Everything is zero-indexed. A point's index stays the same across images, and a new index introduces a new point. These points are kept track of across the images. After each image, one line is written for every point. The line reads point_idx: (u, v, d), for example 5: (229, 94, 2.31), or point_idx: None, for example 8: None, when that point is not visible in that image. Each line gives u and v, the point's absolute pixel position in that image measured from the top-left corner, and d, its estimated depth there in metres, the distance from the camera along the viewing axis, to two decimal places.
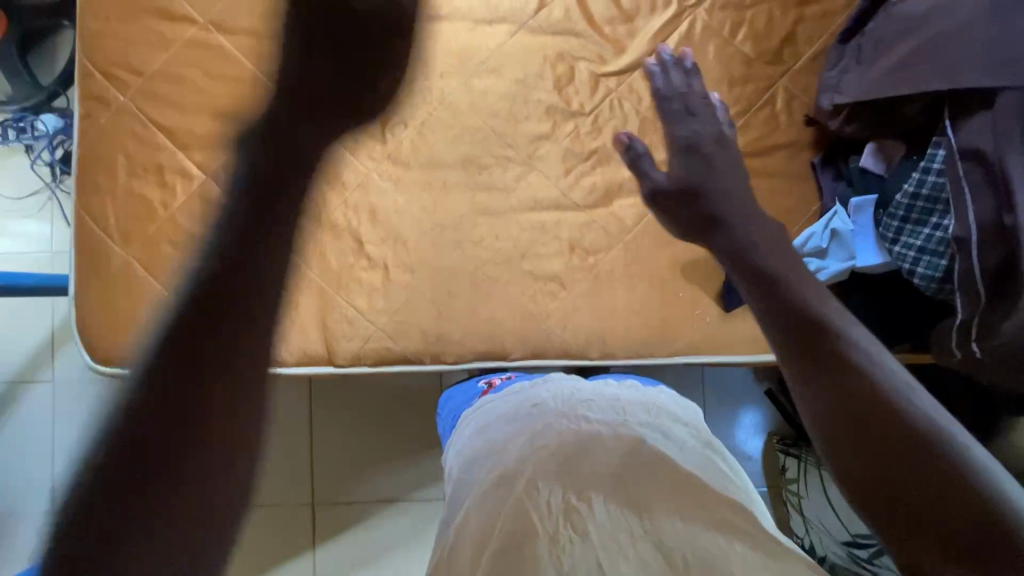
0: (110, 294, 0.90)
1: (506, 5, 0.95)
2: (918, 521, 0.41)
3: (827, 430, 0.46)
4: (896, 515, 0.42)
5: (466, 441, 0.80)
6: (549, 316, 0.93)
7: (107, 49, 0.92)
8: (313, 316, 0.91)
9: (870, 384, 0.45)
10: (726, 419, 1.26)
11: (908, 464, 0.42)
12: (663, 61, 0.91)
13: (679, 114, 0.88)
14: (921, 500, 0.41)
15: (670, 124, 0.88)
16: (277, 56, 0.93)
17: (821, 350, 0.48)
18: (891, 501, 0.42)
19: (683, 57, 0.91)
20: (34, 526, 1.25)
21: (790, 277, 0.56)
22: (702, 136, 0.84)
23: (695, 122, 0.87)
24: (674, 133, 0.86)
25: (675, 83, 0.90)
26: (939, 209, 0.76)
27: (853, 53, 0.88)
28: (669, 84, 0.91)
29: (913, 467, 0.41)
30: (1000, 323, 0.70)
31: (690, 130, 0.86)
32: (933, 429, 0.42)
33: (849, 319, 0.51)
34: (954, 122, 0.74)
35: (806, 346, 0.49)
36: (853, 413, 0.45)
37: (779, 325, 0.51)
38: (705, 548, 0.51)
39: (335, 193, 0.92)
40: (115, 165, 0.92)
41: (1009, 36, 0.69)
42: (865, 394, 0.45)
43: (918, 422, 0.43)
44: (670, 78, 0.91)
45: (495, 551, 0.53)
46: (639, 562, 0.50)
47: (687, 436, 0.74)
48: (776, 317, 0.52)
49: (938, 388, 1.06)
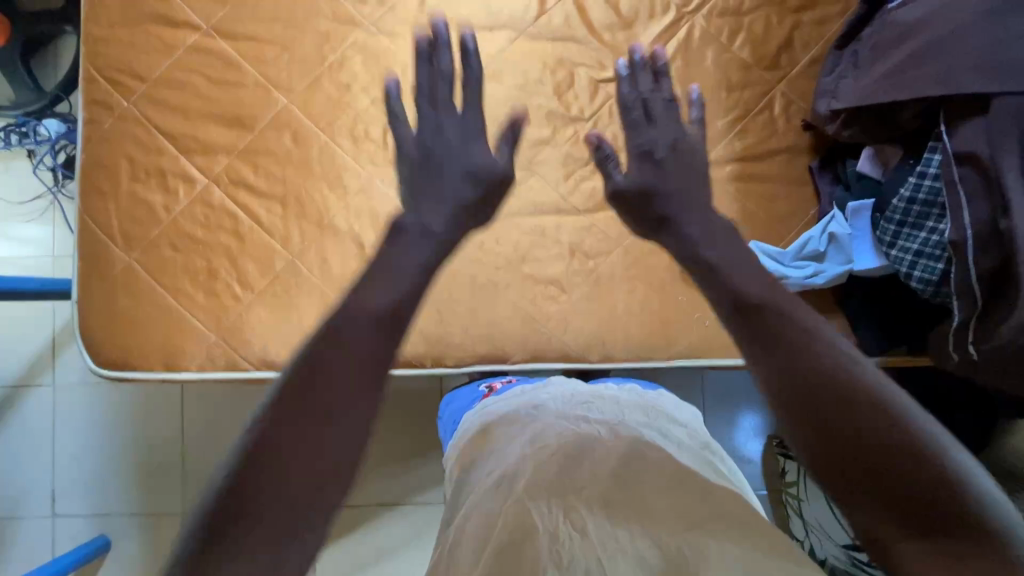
0: (112, 298, 0.91)
1: (506, 12, 0.96)
2: (890, 502, 0.42)
3: (800, 430, 0.46)
4: (874, 509, 0.43)
5: (466, 445, 0.81)
6: (550, 320, 0.94)
7: (111, 55, 0.93)
8: (315, 320, 0.92)
9: (837, 385, 0.46)
10: (726, 422, 1.26)
11: (876, 445, 0.43)
12: (632, 63, 0.74)
13: (638, 120, 0.72)
14: (903, 494, 0.42)
15: (629, 126, 0.72)
16: (280, 62, 0.94)
17: (780, 342, 0.49)
18: (868, 497, 0.43)
19: (656, 58, 0.74)
20: (33, 529, 1.25)
21: (736, 266, 0.56)
22: (670, 141, 0.70)
23: (658, 131, 0.71)
24: (630, 142, 0.72)
25: (640, 90, 0.74)
26: (935, 213, 0.77)
27: (851, 59, 0.89)
28: (634, 82, 0.76)
29: (880, 447, 0.43)
30: (999, 325, 0.71)
31: (647, 136, 0.71)
32: (892, 408, 0.44)
33: (799, 304, 0.52)
34: (949, 127, 0.74)
35: (764, 337, 0.49)
36: (822, 413, 0.45)
37: (742, 332, 0.51)
38: (700, 545, 0.51)
39: (337, 198, 0.93)
40: (118, 170, 0.93)
41: (1001, 41, 0.70)
42: (833, 395, 0.45)
43: (886, 416, 0.44)
44: (638, 83, 0.74)
45: (493, 549, 0.52)
46: (637, 558, 0.50)
47: (685, 437, 0.75)
48: (733, 311, 0.52)
49: (936, 390, 1.07)
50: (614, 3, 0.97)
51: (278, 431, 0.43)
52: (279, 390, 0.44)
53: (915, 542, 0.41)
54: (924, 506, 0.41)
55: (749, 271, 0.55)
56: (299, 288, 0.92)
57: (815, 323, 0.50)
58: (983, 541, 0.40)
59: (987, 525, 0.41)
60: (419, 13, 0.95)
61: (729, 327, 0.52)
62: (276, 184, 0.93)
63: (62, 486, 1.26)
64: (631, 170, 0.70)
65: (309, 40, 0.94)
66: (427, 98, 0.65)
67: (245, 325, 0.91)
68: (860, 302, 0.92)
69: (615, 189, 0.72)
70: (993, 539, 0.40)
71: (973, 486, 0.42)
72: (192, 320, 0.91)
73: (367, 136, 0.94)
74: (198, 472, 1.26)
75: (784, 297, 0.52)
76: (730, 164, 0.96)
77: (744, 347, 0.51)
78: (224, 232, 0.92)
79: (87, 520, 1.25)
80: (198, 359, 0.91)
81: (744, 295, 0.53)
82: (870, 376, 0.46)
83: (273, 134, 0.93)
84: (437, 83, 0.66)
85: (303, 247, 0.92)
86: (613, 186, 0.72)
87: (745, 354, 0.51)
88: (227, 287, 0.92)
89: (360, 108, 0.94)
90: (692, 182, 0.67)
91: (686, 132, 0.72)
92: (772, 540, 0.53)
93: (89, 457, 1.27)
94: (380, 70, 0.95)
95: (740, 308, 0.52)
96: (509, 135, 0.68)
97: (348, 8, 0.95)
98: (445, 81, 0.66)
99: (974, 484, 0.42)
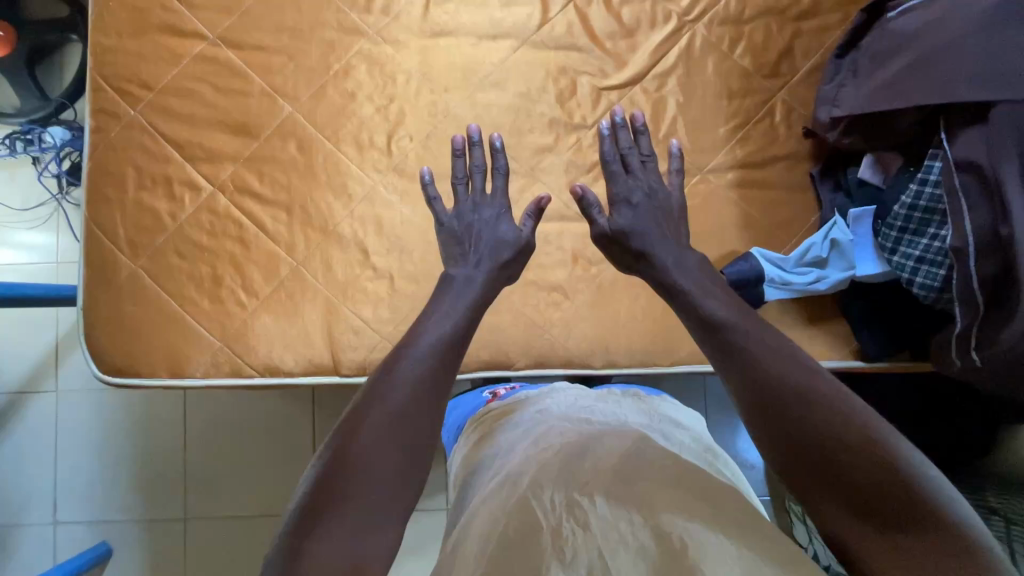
0: (118, 305, 0.91)
1: (509, 21, 0.97)
2: (840, 495, 0.54)
3: (761, 430, 0.60)
4: (830, 497, 0.54)
5: (473, 451, 0.82)
6: (552, 326, 0.94)
7: (118, 64, 0.94)
8: (320, 326, 0.92)
9: (785, 389, 0.59)
10: (728, 428, 1.27)
11: (825, 450, 0.55)
12: (615, 123, 0.86)
13: (618, 172, 0.85)
14: (857, 484, 0.53)
15: (614, 182, 0.84)
16: (285, 70, 0.95)
17: (739, 360, 0.63)
18: (824, 486, 0.55)
19: (635, 120, 0.87)
20: (34, 536, 1.25)
21: (709, 293, 0.71)
22: (650, 193, 0.83)
23: (636, 183, 0.84)
24: (611, 191, 0.84)
25: (621, 147, 0.86)
26: (936, 219, 0.78)
27: (850, 67, 0.90)
28: (614, 147, 0.87)
29: (828, 450, 0.55)
30: (1001, 329, 0.71)
31: (627, 189, 0.83)
32: (839, 416, 0.56)
33: (760, 325, 0.66)
34: (949, 133, 0.75)
35: (732, 360, 0.64)
36: (778, 415, 0.59)
37: (712, 351, 0.67)
38: (701, 537, 0.52)
39: (341, 205, 0.94)
40: (125, 178, 0.93)
41: (1003, 51, 0.70)
42: (782, 398, 0.59)
43: (833, 416, 0.56)
44: (619, 141, 0.87)
45: (497, 545, 0.53)
46: (638, 548, 0.52)
47: (687, 439, 0.76)
48: (708, 336, 0.67)
49: (937, 399, 1.07)
50: (616, 12, 0.98)
51: (367, 436, 0.59)
52: (366, 395, 0.62)
53: (865, 529, 0.52)
54: (869, 500, 0.52)
55: (719, 298, 0.70)
56: (304, 295, 0.92)
57: (780, 343, 0.63)
58: (924, 526, 0.50)
59: (929, 511, 0.50)
60: (423, 23, 0.96)
61: (706, 352, 0.68)
62: (280, 191, 0.94)
63: (64, 493, 1.26)
64: (615, 215, 0.82)
65: (314, 48, 0.95)
66: (463, 185, 0.84)
67: (250, 331, 0.92)
68: (863, 306, 0.92)
69: (601, 233, 0.83)
70: (936, 524, 0.50)
71: (917, 478, 0.52)
72: (197, 327, 0.91)
73: (372, 143, 0.95)
74: (200, 478, 1.27)
75: (750, 320, 0.66)
76: (732, 172, 0.97)
77: (717, 365, 0.66)
78: (230, 239, 0.93)
79: (89, 527, 1.25)
80: (202, 366, 0.91)
81: (716, 321, 0.68)
82: (822, 387, 0.58)
83: (278, 142, 0.94)
84: (472, 173, 0.85)
85: (308, 254, 0.93)
86: (598, 231, 0.83)
87: (719, 373, 0.66)
88: (232, 294, 0.92)
89: (365, 116, 0.95)
90: (671, 225, 0.81)
91: (662, 184, 0.85)
92: (769, 531, 0.55)
93: (91, 464, 1.27)
94: (385, 78, 0.96)
95: (713, 335, 0.67)
96: (532, 211, 0.83)
97: (353, 18, 0.96)
98: (479, 172, 0.85)
99: (918, 476, 0.52)
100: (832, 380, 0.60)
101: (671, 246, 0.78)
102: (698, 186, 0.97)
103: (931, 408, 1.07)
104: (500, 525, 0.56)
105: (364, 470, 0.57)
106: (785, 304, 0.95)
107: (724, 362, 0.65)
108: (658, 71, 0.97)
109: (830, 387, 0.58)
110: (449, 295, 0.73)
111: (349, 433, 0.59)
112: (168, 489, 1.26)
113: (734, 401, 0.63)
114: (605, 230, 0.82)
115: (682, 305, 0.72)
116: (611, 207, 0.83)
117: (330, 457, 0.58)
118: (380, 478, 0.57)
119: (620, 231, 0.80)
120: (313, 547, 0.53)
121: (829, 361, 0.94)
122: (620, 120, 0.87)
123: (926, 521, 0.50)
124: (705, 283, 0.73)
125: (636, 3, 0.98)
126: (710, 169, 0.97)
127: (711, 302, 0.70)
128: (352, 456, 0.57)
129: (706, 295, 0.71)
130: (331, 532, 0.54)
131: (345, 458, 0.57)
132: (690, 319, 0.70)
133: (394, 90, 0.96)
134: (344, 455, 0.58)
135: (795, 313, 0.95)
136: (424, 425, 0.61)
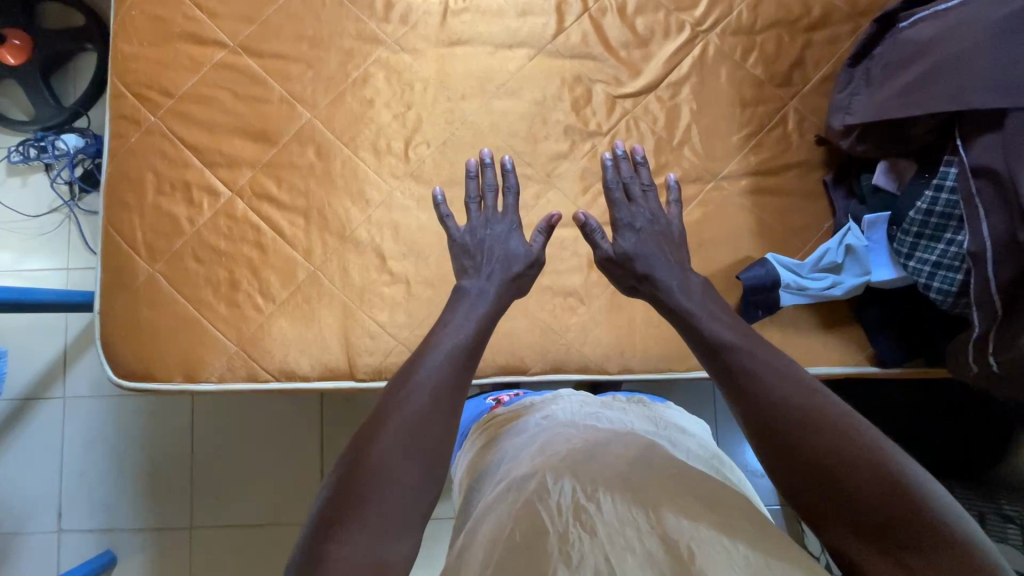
0: (135, 309, 0.92)
1: (525, 31, 0.99)
2: (844, 511, 0.54)
3: (764, 449, 0.60)
4: (837, 513, 0.54)
5: (478, 459, 0.81)
6: (568, 330, 0.95)
7: (140, 72, 0.96)
8: (335, 328, 0.93)
9: (787, 408, 0.60)
10: (738, 434, 1.27)
11: (829, 466, 0.55)
12: (616, 155, 0.88)
13: (620, 199, 0.85)
14: (859, 498, 0.53)
15: (620, 207, 0.85)
16: (304, 78, 0.96)
17: (742, 381, 0.64)
18: (830, 501, 0.55)
19: (635, 152, 0.88)
20: (38, 545, 1.24)
21: (714, 315, 0.73)
22: (653, 216, 0.84)
23: (640, 210, 0.85)
24: (615, 217, 0.84)
25: (622, 176, 0.87)
26: (953, 225, 0.78)
27: (862, 77, 0.91)
28: (617, 174, 0.88)
29: (831, 466, 0.55)
30: (1015, 339, 0.73)
31: (635, 213, 0.84)
32: (843, 434, 0.56)
33: (764, 345, 0.67)
34: (966, 141, 0.76)
35: (734, 381, 0.65)
36: (778, 432, 0.59)
37: (715, 372, 0.68)
38: (708, 545, 0.51)
39: (359, 210, 0.95)
40: (144, 183, 0.94)
41: (1012, 61, 0.71)
42: (784, 417, 0.59)
43: (836, 432, 0.56)
44: (621, 170, 0.88)
45: (505, 548, 0.53)
46: (645, 555, 0.51)
47: (693, 446, 0.75)
48: (711, 359, 0.68)
49: (943, 403, 1.08)
50: (630, 22, 1.00)
51: (376, 449, 0.59)
52: (378, 409, 0.62)
53: (869, 545, 0.52)
54: (874, 516, 0.52)
55: (724, 321, 0.71)
56: (320, 298, 0.93)
57: (781, 361, 0.65)
58: (927, 543, 0.50)
59: (933, 527, 0.50)
60: (440, 31, 0.98)
61: (709, 371, 0.69)
62: (298, 197, 0.94)
63: (67, 502, 1.25)
64: (620, 240, 0.82)
65: (332, 56, 0.97)
66: (475, 205, 0.85)
67: (265, 335, 0.92)
68: (876, 311, 0.93)
69: (606, 257, 0.83)
70: (939, 542, 0.50)
71: (923, 495, 0.52)
72: (212, 331, 0.91)
73: (389, 150, 0.96)
74: (204, 487, 1.26)
75: (755, 342, 0.67)
76: (745, 179, 0.98)
77: (721, 387, 0.67)
78: (247, 243, 0.93)
79: (93, 535, 1.24)
80: (216, 369, 0.91)
81: (720, 342, 0.69)
82: (822, 404, 0.59)
83: (297, 147, 0.95)
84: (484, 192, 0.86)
85: (324, 257, 0.94)
86: (601, 254, 0.83)
87: (722, 393, 0.67)
88: (249, 298, 0.92)
89: (382, 123, 0.96)
90: (675, 243, 0.83)
91: (663, 211, 0.86)
92: (775, 539, 0.55)
93: (93, 473, 1.26)
94: (401, 86, 0.97)
95: (717, 356, 0.68)
96: (543, 227, 0.84)
97: (371, 27, 0.97)
98: (491, 191, 0.86)
99: (923, 494, 0.52)
100: (833, 398, 0.60)
101: (671, 266, 0.80)
102: (712, 193, 0.97)
103: (937, 413, 1.08)
104: (506, 527, 0.55)
105: (373, 484, 0.57)
106: (799, 308, 0.96)
107: (728, 383, 0.66)
108: (672, 80, 0.99)
109: (834, 408, 0.59)
110: (461, 307, 0.74)
111: (362, 446, 0.59)
112: (170, 500, 1.25)
113: (738, 420, 0.64)
114: (609, 254, 0.83)
115: (687, 326, 0.73)
116: (616, 232, 0.83)
117: (344, 468, 0.58)
118: (387, 491, 0.57)
119: (623, 255, 0.81)
120: (334, 548, 0.53)
121: (839, 367, 0.94)
122: (620, 151, 0.89)
123: (930, 539, 0.50)
124: (709, 306, 0.74)
125: (650, 14, 1.00)
126: (724, 176, 0.98)
127: (714, 324, 0.71)
128: (362, 467, 0.58)
129: (710, 317, 0.72)
130: (344, 540, 0.54)
131: (358, 467, 0.58)
132: (697, 340, 0.71)
133: (411, 97, 0.97)
134: (357, 466, 0.58)
135: (809, 318, 0.96)
136: (434, 440, 0.61)
